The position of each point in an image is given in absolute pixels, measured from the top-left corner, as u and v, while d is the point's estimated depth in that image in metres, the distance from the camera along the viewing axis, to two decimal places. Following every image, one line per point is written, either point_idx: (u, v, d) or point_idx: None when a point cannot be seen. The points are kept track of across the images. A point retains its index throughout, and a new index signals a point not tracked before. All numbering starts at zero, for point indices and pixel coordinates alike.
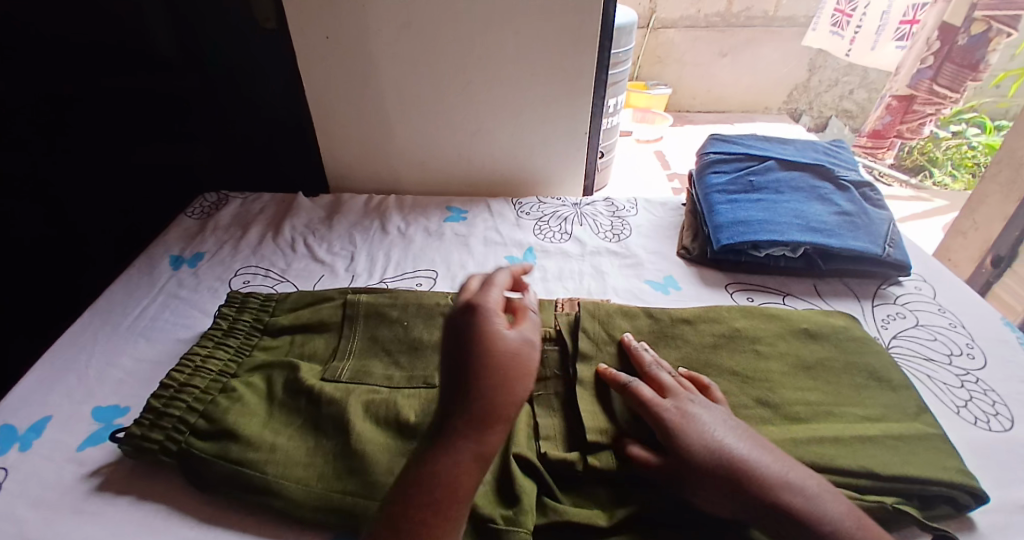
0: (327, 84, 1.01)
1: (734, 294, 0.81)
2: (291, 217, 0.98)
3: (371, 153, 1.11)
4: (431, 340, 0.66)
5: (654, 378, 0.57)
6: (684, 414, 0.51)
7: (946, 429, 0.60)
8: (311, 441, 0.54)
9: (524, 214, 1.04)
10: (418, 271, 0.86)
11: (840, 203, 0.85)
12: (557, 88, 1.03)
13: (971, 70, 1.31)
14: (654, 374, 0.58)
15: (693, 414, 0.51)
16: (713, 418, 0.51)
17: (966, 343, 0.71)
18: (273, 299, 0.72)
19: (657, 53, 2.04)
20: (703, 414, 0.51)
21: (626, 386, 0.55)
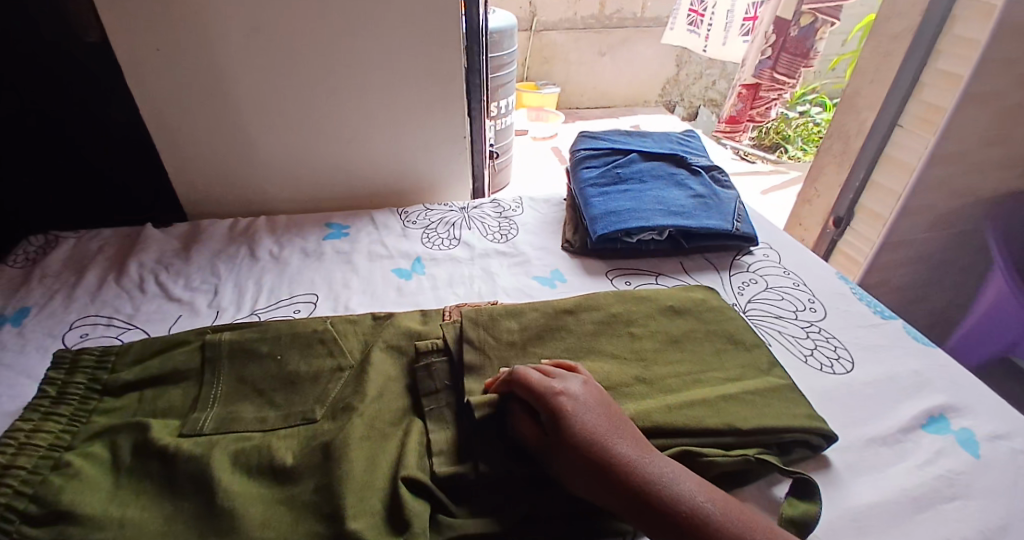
0: (170, 99, 0.91)
1: (614, 279, 0.85)
2: (139, 252, 0.88)
3: (237, 172, 1.02)
4: (308, 371, 0.62)
5: (543, 365, 0.57)
6: (569, 397, 0.52)
7: (797, 378, 0.67)
8: (169, 507, 0.48)
9: (410, 223, 1.01)
10: (295, 298, 0.80)
11: (694, 187, 0.93)
12: (431, 92, 1.01)
13: (804, 58, 1.47)
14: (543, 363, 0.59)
15: (577, 399, 0.52)
16: (596, 404, 0.52)
17: (808, 298, 0.80)
18: (113, 351, 0.63)
19: (544, 54, 2.30)
20: (588, 398, 0.52)
21: (516, 373, 0.55)
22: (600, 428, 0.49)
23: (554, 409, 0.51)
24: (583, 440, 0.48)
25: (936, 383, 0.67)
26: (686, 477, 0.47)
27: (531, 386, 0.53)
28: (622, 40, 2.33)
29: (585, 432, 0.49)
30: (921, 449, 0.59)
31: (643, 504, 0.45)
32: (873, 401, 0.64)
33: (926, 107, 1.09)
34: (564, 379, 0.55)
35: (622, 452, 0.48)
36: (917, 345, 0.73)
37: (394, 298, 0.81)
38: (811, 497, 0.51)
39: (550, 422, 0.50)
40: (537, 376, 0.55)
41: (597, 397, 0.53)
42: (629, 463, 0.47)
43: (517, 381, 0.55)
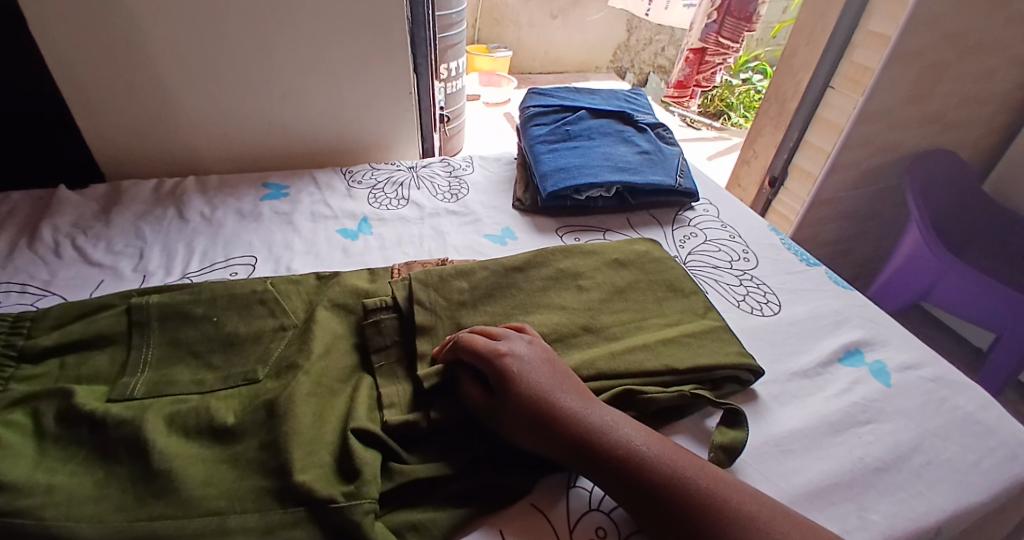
0: (74, 46, 0.82)
1: (564, 236, 0.86)
2: (51, 215, 0.80)
3: (161, 130, 0.94)
4: (248, 332, 0.59)
5: (488, 327, 0.58)
6: (514, 356, 0.53)
7: (736, 323, 0.71)
8: (99, 473, 0.46)
9: (356, 183, 0.97)
10: (233, 260, 0.76)
11: (641, 144, 0.94)
12: (370, 44, 0.96)
13: (746, 23, 1.49)
14: (490, 325, 0.59)
15: (522, 357, 0.53)
16: (542, 362, 0.53)
17: (746, 250, 0.85)
18: (27, 317, 0.59)
19: (493, 15, 2.22)
20: (534, 356, 0.53)
21: (461, 337, 0.56)
22: (544, 383, 0.50)
23: (498, 369, 0.51)
24: (528, 396, 0.49)
25: (852, 321, 0.72)
26: (626, 424, 0.49)
27: (475, 350, 0.53)
28: (573, 2, 2.27)
29: (530, 388, 0.50)
30: (838, 380, 0.64)
31: (587, 452, 0.46)
32: (796, 339, 0.69)
33: (855, 68, 1.15)
34: (510, 340, 0.55)
35: (567, 404, 0.49)
36: (837, 287, 0.79)
37: (340, 258, 0.79)
38: (740, 425, 0.55)
39: (496, 382, 0.51)
40: (482, 339, 0.55)
41: (543, 355, 0.54)
42: (573, 414, 0.48)
43: (463, 348, 0.54)
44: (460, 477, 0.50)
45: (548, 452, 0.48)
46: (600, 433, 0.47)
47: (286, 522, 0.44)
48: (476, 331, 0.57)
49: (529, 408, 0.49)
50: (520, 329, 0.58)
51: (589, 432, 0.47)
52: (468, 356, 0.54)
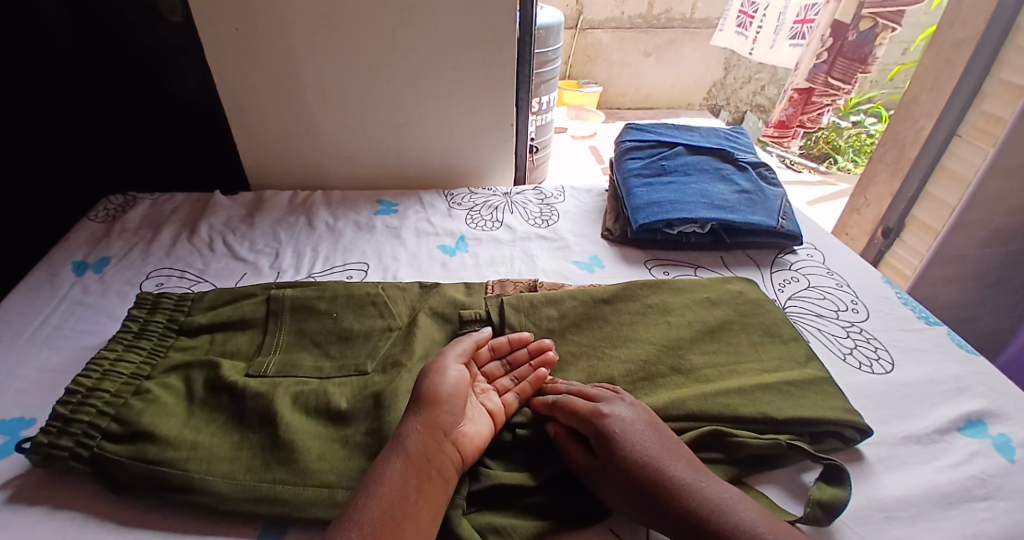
0: (242, 77, 0.98)
1: (653, 269, 0.87)
2: (209, 215, 0.95)
3: (297, 149, 1.08)
4: (361, 328, 0.66)
5: (584, 389, 0.57)
6: (616, 422, 0.52)
7: (837, 375, 0.68)
8: (236, 435, 0.53)
9: (456, 205, 1.05)
10: (349, 265, 0.85)
11: (741, 182, 0.94)
12: (482, 78, 1.04)
13: (861, 64, 1.44)
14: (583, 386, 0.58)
15: (625, 423, 0.52)
16: (644, 428, 0.52)
17: (852, 300, 0.80)
18: (189, 298, 0.70)
19: (587, 53, 2.30)
20: (642, 424, 0.52)
21: (563, 400, 0.56)
22: (651, 453, 0.49)
23: (603, 437, 0.51)
24: (638, 464, 0.48)
25: (975, 389, 0.66)
26: (744, 505, 0.47)
27: (575, 411, 0.54)
28: (668, 41, 2.32)
29: (635, 460, 0.49)
30: (954, 450, 0.59)
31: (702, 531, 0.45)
32: (908, 402, 0.64)
33: (986, 117, 1.06)
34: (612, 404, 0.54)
35: (679, 476, 0.48)
36: (960, 351, 0.72)
37: (440, 272, 0.85)
38: (840, 483, 0.52)
39: (598, 448, 0.51)
40: (580, 400, 0.55)
41: (645, 419, 0.53)
42: (686, 488, 0.47)
43: (563, 410, 0.55)
44: (542, 488, 0.52)
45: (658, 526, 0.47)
46: (713, 512, 0.46)
47: None
48: (575, 390, 0.57)
49: (635, 479, 0.48)
50: (617, 389, 0.58)
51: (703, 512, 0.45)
52: (573, 418, 0.54)
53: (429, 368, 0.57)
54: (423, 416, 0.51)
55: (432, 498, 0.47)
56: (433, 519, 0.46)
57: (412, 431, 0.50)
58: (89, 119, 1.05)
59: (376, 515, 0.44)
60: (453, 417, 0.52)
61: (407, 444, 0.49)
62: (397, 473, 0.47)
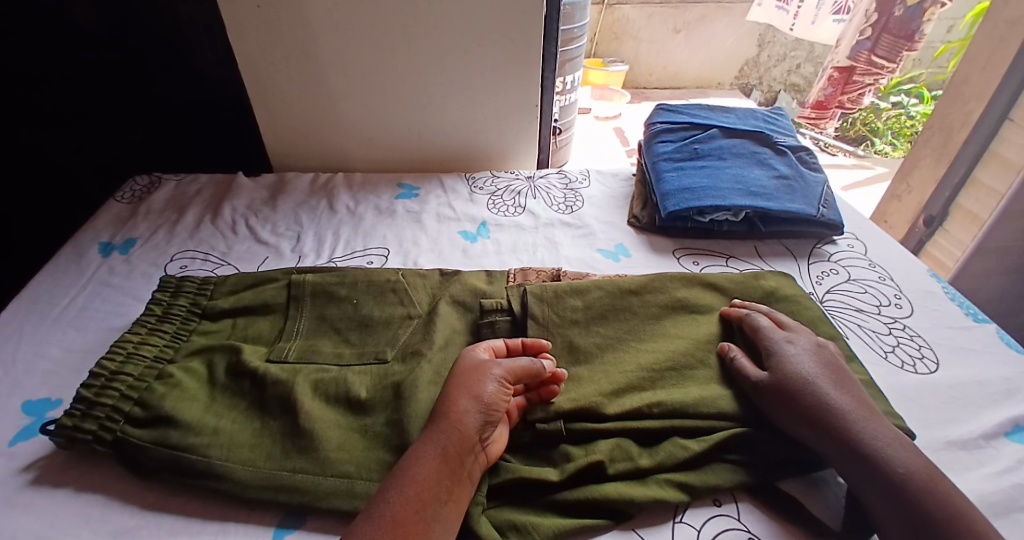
0: (261, 56, 0.96)
1: (681, 259, 0.83)
2: (231, 197, 0.95)
3: (318, 130, 1.07)
4: (381, 316, 0.65)
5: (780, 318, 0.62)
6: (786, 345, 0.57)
7: (878, 375, 0.64)
8: (256, 422, 0.53)
9: (478, 188, 1.02)
10: (369, 250, 0.84)
11: (778, 168, 0.89)
12: (505, 57, 1.00)
13: (907, 41, 1.32)
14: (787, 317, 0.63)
15: (799, 349, 0.57)
16: (820, 357, 0.56)
17: (894, 294, 0.76)
18: (211, 282, 0.70)
19: (614, 30, 2.22)
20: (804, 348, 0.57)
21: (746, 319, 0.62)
22: (814, 372, 0.54)
23: (771, 353, 0.57)
24: (799, 377, 0.53)
25: None
26: (897, 445, 0.48)
27: (758, 330, 0.60)
28: (699, 17, 2.20)
29: (800, 373, 0.54)
30: (1004, 458, 0.55)
31: (842, 437, 0.49)
32: (953, 405, 0.60)
33: None
34: (793, 333, 0.60)
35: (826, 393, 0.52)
36: (1011, 350, 0.68)
37: (461, 258, 0.84)
38: None
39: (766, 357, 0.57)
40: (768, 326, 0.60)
41: (822, 352, 0.57)
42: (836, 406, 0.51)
43: (749, 326, 0.61)
44: (565, 485, 0.50)
45: (793, 431, 0.52)
46: (865, 436, 0.49)
47: None
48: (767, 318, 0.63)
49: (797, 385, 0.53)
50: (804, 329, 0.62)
51: (849, 421, 0.50)
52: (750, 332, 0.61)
53: (472, 365, 0.54)
54: (467, 414, 0.50)
55: (459, 501, 0.46)
56: (458, 518, 0.46)
57: (450, 427, 0.49)
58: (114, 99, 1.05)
59: (405, 510, 0.44)
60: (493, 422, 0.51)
61: (449, 440, 0.48)
62: (433, 469, 0.46)
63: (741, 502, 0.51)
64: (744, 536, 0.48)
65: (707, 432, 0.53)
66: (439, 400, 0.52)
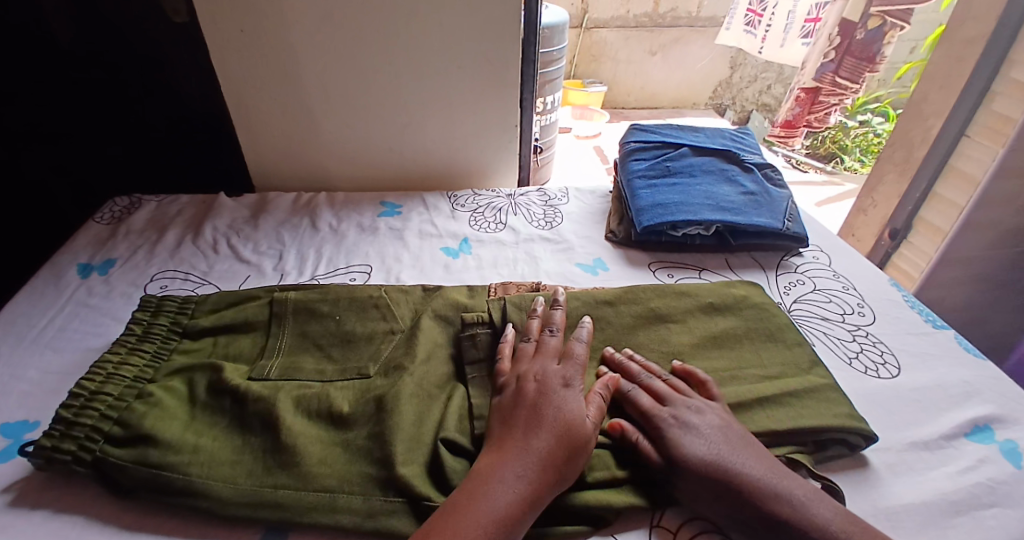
0: (245, 78, 0.98)
1: (657, 272, 0.86)
2: (213, 216, 0.95)
3: (302, 150, 1.08)
4: (364, 331, 0.66)
5: (676, 382, 0.58)
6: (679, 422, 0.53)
7: (843, 379, 0.67)
8: (238, 439, 0.53)
9: (460, 206, 1.04)
10: (352, 267, 0.85)
11: (746, 184, 0.93)
12: (485, 80, 1.04)
13: (868, 62, 1.37)
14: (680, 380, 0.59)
15: (691, 423, 0.53)
16: (716, 430, 0.52)
17: (857, 303, 0.79)
18: (192, 300, 0.70)
19: (592, 52, 2.30)
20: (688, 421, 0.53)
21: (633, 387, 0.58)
22: (712, 452, 0.50)
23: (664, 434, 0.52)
24: (689, 460, 0.49)
25: (983, 393, 0.65)
26: (819, 499, 0.47)
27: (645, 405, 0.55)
28: (674, 39, 2.31)
29: (700, 456, 0.49)
30: (963, 456, 0.58)
31: (738, 506, 0.47)
32: (915, 407, 0.63)
33: (996, 117, 1.05)
34: (677, 403, 0.55)
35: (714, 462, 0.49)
36: (968, 354, 0.71)
37: (443, 274, 0.85)
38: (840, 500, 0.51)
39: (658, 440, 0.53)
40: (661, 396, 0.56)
41: (719, 422, 0.53)
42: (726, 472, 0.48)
43: (633, 401, 0.56)
44: (547, 493, 0.51)
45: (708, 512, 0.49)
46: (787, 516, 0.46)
47: (386, 509, 0.48)
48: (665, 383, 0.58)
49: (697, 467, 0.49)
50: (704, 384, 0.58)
51: (747, 487, 0.47)
52: (635, 409, 0.56)
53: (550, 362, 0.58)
54: (557, 448, 0.49)
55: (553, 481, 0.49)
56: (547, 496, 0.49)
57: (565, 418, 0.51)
58: (94, 120, 1.05)
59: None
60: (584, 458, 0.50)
61: (535, 474, 0.47)
62: (516, 503, 0.46)
63: None
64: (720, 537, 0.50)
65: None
66: (524, 427, 0.51)
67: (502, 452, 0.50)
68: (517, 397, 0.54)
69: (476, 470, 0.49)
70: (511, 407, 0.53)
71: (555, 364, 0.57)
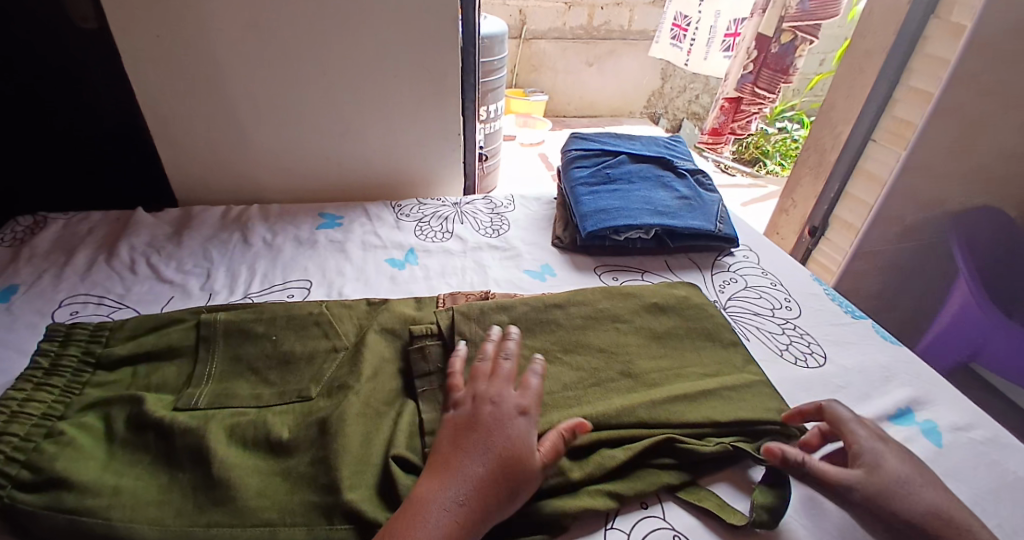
0: (165, 85, 0.91)
1: (602, 275, 0.88)
2: (130, 235, 0.87)
3: (231, 161, 1.02)
4: (304, 351, 0.63)
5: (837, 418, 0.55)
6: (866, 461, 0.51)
7: (776, 371, 0.70)
8: (163, 477, 0.49)
9: (404, 215, 1.02)
10: (289, 283, 0.81)
11: (680, 189, 0.97)
12: (425, 88, 1.02)
13: (783, 75, 1.47)
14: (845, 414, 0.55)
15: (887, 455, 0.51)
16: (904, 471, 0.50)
17: (785, 297, 0.84)
18: (106, 327, 0.64)
19: (532, 62, 2.33)
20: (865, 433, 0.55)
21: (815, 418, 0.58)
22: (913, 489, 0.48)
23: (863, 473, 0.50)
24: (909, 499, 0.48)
25: (900, 376, 0.71)
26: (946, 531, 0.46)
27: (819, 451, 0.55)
28: (609, 51, 2.38)
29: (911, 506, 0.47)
30: None
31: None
32: (841, 392, 0.68)
33: (898, 122, 1.15)
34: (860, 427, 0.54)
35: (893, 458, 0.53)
36: (884, 341, 0.77)
37: (387, 286, 0.82)
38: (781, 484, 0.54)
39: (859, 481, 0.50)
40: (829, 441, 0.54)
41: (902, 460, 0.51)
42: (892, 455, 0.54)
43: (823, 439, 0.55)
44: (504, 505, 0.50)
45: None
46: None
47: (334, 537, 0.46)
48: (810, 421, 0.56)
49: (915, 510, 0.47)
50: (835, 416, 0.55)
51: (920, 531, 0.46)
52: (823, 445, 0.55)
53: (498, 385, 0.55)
54: (498, 472, 0.47)
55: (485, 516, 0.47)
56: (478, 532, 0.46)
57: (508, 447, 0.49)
58: None
59: None
60: (530, 483, 0.48)
61: (475, 498, 0.46)
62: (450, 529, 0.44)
63: (667, 501, 0.54)
64: (669, 534, 0.50)
65: (635, 439, 0.55)
66: (471, 448, 0.49)
67: (443, 475, 0.48)
68: (471, 416, 0.52)
69: (416, 492, 0.47)
70: (463, 424, 0.52)
71: (514, 391, 0.55)
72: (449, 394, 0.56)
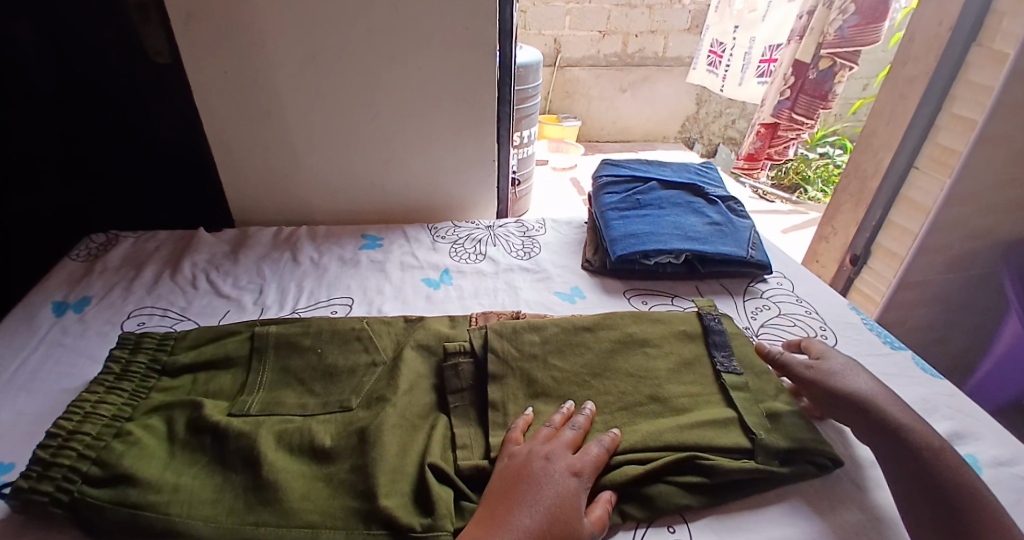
0: (230, 117, 1.00)
1: (632, 299, 0.89)
2: (192, 253, 0.95)
3: (284, 186, 1.10)
4: (345, 364, 0.67)
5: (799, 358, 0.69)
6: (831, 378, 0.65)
7: None
8: (218, 478, 0.53)
9: (440, 238, 1.07)
10: (333, 299, 0.86)
11: (711, 215, 0.98)
12: (464, 118, 1.08)
13: (821, 100, 1.44)
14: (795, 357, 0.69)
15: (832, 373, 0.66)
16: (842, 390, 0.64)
17: (820, 326, 0.84)
18: (171, 337, 0.70)
19: (565, 89, 2.40)
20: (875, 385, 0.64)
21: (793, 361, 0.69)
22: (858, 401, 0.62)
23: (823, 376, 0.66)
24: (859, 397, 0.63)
25: (941, 411, 0.69)
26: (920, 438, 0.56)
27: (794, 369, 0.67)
28: (642, 78, 2.43)
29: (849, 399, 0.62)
30: None
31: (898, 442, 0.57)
32: None
33: (941, 149, 1.13)
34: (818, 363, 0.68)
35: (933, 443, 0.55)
36: (926, 375, 0.75)
37: (423, 305, 0.86)
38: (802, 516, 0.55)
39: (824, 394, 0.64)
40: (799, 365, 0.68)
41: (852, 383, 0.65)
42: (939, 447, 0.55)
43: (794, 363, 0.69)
44: None
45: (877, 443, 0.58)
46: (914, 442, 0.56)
47: None
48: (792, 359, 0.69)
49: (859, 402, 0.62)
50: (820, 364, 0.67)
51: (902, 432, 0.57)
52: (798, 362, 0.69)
53: (556, 448, 0.55)
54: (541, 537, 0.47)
55: None
56: None
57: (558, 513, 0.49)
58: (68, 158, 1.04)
59: None
60: None
61: None
62: None
63: (691, 521, 0.55)
64: None
65: (651, 456, 0.57)
66: (518, 504, 0.49)
67: (487, 527, 0.48)
68: (522, 472, 0.52)
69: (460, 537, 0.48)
70: (513, 478, 0.52)
71: (569, 454, 0.55)
72: (506, 446, 0.57)
